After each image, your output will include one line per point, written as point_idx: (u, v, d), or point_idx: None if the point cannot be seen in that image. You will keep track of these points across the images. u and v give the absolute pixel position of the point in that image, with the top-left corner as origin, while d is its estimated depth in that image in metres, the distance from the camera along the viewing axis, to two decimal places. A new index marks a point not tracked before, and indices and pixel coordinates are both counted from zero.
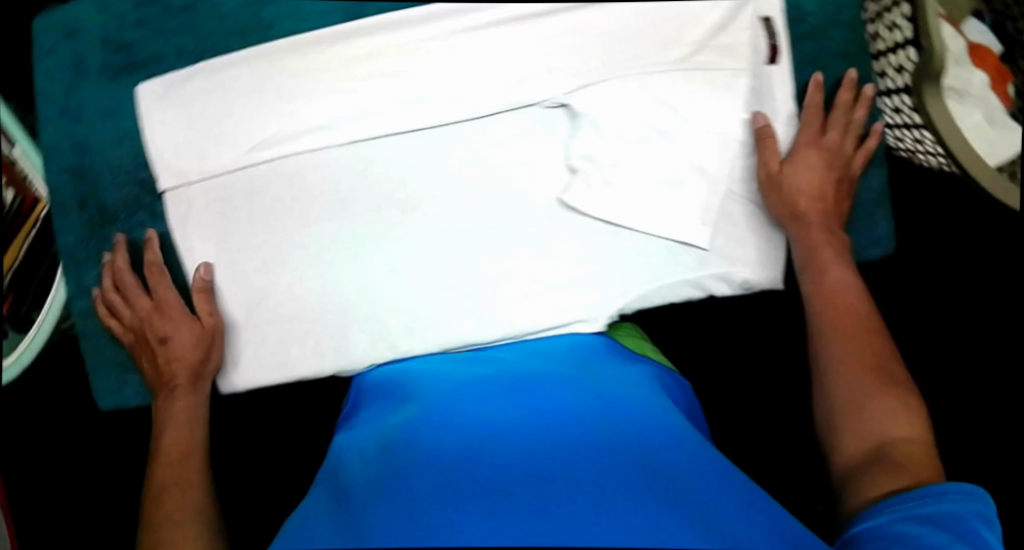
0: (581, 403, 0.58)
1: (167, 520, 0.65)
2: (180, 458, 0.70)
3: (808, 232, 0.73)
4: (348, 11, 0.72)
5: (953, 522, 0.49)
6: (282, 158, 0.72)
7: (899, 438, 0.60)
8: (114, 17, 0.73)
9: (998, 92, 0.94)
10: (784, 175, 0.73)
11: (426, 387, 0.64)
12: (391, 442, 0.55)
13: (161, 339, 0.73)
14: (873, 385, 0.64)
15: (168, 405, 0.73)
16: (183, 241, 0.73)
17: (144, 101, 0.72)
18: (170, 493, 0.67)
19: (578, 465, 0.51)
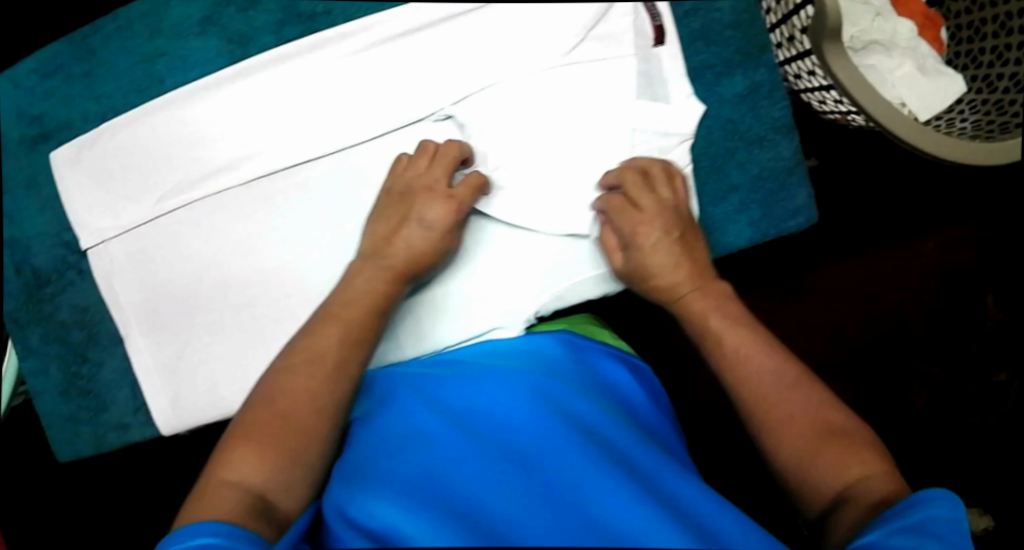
0: (530, 402, 0.62)
1: (290, 406, 0.58)
2: (349, 342, 0.63)
3: (691, 308, 0.68)
4: (233, 54, 0.74)
5: (941, 530, 0.50)
6: (190, 204, 0.74)
7: (860, 468, 0.57)
8: (24, 90, 0.75)
9: (927, 38, 0.92)
10: (635, 252, 0.69)
11: (404, 381, 0.66)
12: (381, 441, 0.58)
13: (411, 220, 0.69)
14: (813, 439, 0.59)
15: (358, 275, 0.67)
16: (112, 293, 0.76)
17: (58, 166, 0.75)
18: (313, 375, 0.60)
19: (557, 475, 0.56)
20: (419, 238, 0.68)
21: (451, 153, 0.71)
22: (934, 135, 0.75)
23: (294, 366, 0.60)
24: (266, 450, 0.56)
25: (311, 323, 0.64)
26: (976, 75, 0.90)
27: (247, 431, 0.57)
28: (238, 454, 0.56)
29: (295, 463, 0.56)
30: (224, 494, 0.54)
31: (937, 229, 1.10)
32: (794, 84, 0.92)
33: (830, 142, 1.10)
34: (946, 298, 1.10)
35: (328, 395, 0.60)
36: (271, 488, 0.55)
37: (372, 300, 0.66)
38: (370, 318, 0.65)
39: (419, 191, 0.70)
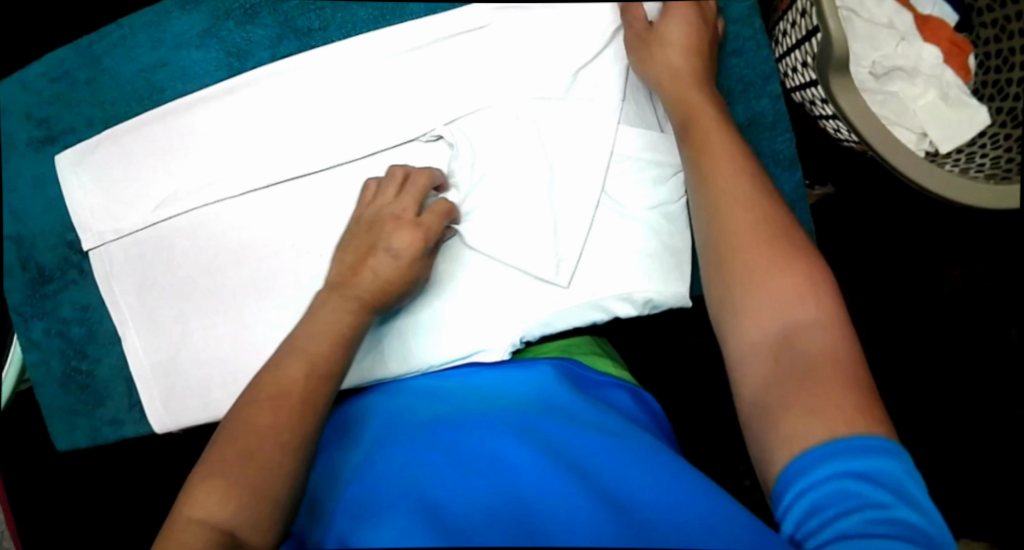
0: (534, 434, 0.59)
1: (251, 447, 0.57)
2: (315, 375, 0.61)
3: (679, 93, 0.69)
4: (231, 67, 0.77)
5: (896, 484, 0.49)
6: (188, 212, 0.76)
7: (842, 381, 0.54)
8: (32, 94, 0.78)
9: (953, 66, 0.88)
10: (662, 26, 0.69)
11: (398, 416, 0.64)
12: (377, 478, 0.56)
13: (378, 250, 0.67)
14: (769, 267, 0.60)
15: (323, 307, 0.65)
16: (110, 294, 0.78)
17: (63, 169, 0.77)
18: (277, 412, 0.58)
19: (556, 504, 0.53)
20: (393, 270, 0.67)
21: (416, 187, 0.69)
22: (945, 175, 0.72)
23: (259, 401, 0.59)
24: (229, 489, 0.56)
25: (276, 354, 0.63)
26: (1001, 108, 0.85)
27: (213, 471, 0.57)
28: (204, 494, 0.56)
29: (254, 504, 0.55)
30: (192, 533, 0.55)
31: (962, 259, 1.05)
32: (811, 110, 0.87)
33: (850, 170, 1.05)
34: (968, 329, 1.05)
35: (292, 430, 0.58)
36: (239, 525, 0.55)
37: (340, 331, 0.64)
38: (339, 348, 0.63)
39: (387, 219, 0.68)
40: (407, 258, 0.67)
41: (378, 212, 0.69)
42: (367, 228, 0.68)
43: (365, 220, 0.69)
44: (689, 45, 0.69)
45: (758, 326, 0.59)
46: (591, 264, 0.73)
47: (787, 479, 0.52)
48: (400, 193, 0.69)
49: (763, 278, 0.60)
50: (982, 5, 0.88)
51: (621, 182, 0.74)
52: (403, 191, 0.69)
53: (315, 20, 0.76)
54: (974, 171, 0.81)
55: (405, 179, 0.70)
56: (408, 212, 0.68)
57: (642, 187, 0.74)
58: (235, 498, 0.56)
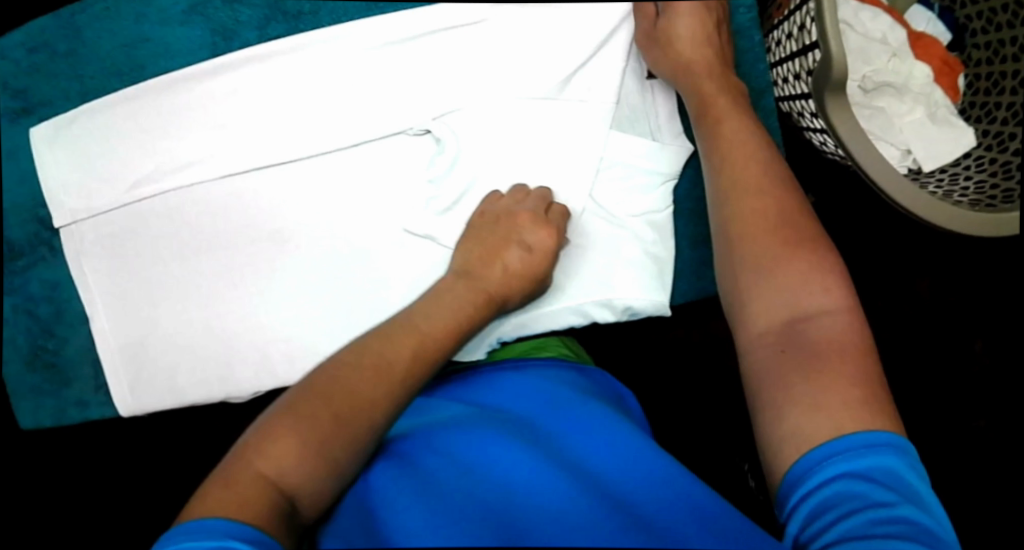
0: (534, 443, 0.59)
1: (342, 408, 0.55)
2: (421, 354, 0.61)
3: (699, 80, 0.70)
4: (216, 46, 0.75)
5: (897, 484, 0.50)
6: (165, 193, 0.74)
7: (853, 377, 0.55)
8: (9, 62, 0.75)
9: (943, 85, 0.88)
10: (671, 22, 0.70)
11: (404, 425, 0.64)
12: (379, 482, 0.56)
13: (514, 243, 0.69)
14: (781, 247, 0.62)
15: (447, 292, 0.66)
16: (80, 274, 0.75)
17: (37, 142, 0.74)
18: (372, 386, 0.57)
19: (551, 508, 0.53)
20: (524, 264, 0.69)
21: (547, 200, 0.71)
22: (932, 201, 0.72)
23: (358, 367, 0.58)
24: (310, 443, 0.53)
25: (379, 330, 0.62)
26: (988, 131, 0.86)
27: (292, 420, 0.54)
28: (274, 441, 0.53)
29: (325, 463, 0.53)
30: (254, 484, 0.51)
31: (934, 268, 1.05)
32: (799, 121, 0.87)
33: (830, 180, 1.04)
34: (935, 338, 1.05)
35: (384, 404, 0.57)
36: (301, 489, 0.52)
37: (456, 320, 0.64)
38: (447, 328, 0.64)
39: (521, 216, 0.70)
40: (517, 263, 0.69)
41: (508, 213, 0.71)
42: (494, 224, 0.71)
43: (489, 219, 0.71)
44: (702, 37, 0.70)
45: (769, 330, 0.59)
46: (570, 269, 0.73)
47: (793, 478, 0.53)
48: (522, 200, 0.71)
49: (773, 265, 0.61)
50: (975, 27, 0.88)
51: (608, 186, 0.73)
52: (520, 197, 0.71)
53: (305, 3, 0.75)
54: (958, 195, 0.81)
55: (532, 194, 0.72)
56: (527, 210, 0.70)
57: (627, 193, 0.73)
58: (300, 453, 0.53)
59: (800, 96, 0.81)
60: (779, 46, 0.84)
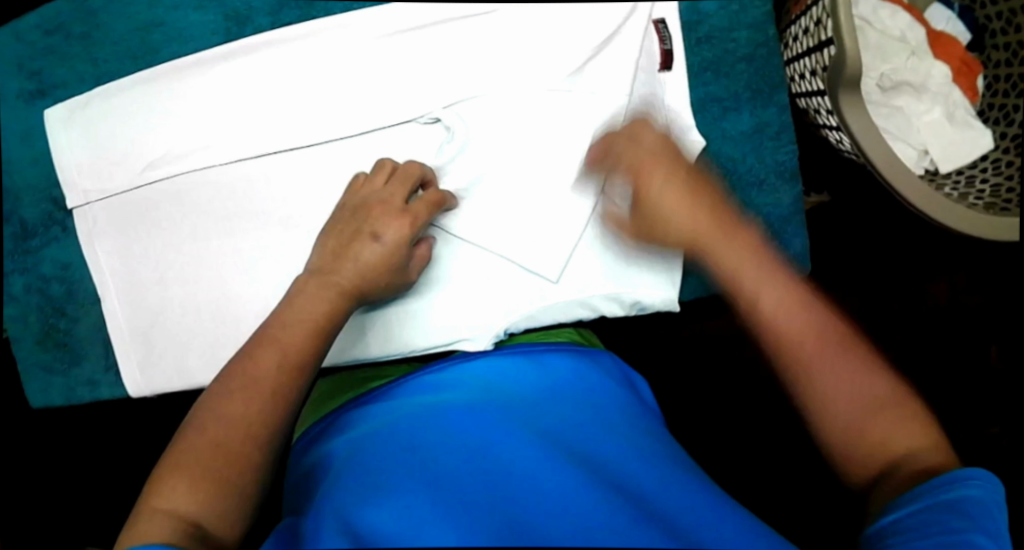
0: (529, 424, 0.59)
1: (224, 437, 0.56)
2: (288, 365, 0.60)
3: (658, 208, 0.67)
4: (229, 32, 0.75)
5: (975, 512, 0.49)
6: (177, 176, 0.74)
7: (911, 442, 0.55)
8: (25, 44, 0.76)
9: (961, 85, 0.87)
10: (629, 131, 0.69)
11: (404, 403, 0.64)
12: (377, 457, 0.56)
13: (366, 237, 0.66)
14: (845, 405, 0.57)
15: (301, 289, 0.64)
16: (93, 255, 0.76)
17: (52, 124, 0.75)
18: (241, 410, 0.57)
19: (547, 491, 0.53)
20: (374, 253, 0.66)
21: (383, 180, 0.69)
22: (943, 201, 0.72)
23: (221, 395, 0.58)
24: (197, 477, 0.55)
25: (245, 349, 0.62)
26: (1006, 133, 0.85)
27: (180, 459, 0.55)
28: (167, 485, 0.54)
29: (226, 494, 0.55)
30: (156, 522, 0.52)
31: (947, 271, 1.04)
32: (815, 118, 0.86)
33: (846, 178, 1.02)
34: (946, 342, 1.04)
35: (261, 420, 0.57)
36: (204, 517, 0.53)
37: (315, 321, 0.63)
38: (310, 337, 0.62)
39: (372, 206, 0.67)
40: (370, 259, 0.66)
41: (387, 206, 0.67)
42: (352, 212, 0.68)
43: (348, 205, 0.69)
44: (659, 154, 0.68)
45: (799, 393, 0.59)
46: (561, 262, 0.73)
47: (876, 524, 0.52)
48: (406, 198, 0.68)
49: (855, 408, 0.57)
50: (995, 27, 0.87)
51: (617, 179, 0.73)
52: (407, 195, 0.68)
53: None
54: (972, 199, 0.80)
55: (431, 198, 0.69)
56: (388, 206, 0.67)
57: None
58: (189, 488, 0.54)
59: (815, 92, 0.81)
60: (794, 43, 0.83)
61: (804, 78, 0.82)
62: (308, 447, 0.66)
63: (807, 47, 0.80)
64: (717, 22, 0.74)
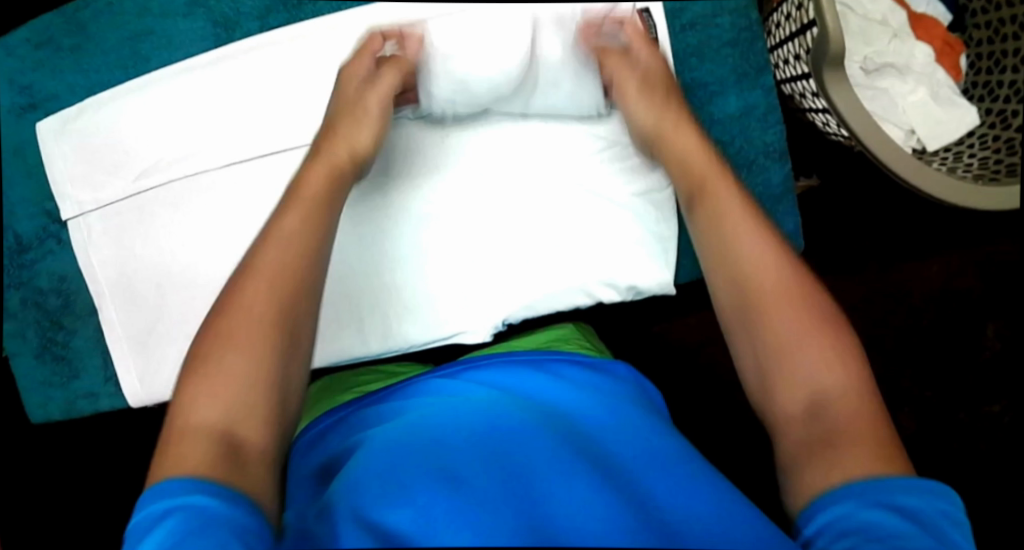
0: (533, 416, 0.60)
1: (230, 343, 0.55)
2: (285, 266, 0.59)
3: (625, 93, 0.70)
4: (218, 37, 0.76)
5: (926, 521, 0.46)
6: (170, 182, 0.75)
7: (834, 379, 0.54)
8: (15, 59, 0.77)
9: (944, 65, 0.88)
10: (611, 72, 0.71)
11: (408, 405, 0.64)
12: (382, 451, 0.56)
13: (357, 114, 0.68)
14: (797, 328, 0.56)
15: (303, 173, 0.65)
16: (89, 265, 0.76)
17: (45, 136, 0.77)
18: (255, 299, 0.57)
19: (555, 477, 0.54)
20: (364, 132, 0.68)
21: (364, 70, 0.70)
22: (933, 173, 0.72)
23: (224, 312, 0.57)
24: (216, 389, 0.53)
25: (253, 247, 0.61)
26: (990, 110, 0.86)
27: (196, 378, 0.54)
28: (190, 401, 0.53)
29: (252, 400, 0.54)
30: (188, 447, 0.51)
31: (941, 253, 1.04)
32: (800, 103, 0.87)
33: (835, 164, 1.03)
34: (945, 325, 1.04)
35: (264, 326, 0.56)
36: (235, 425, 0.52)
37: (310, 228, 0.61)
38: (313, 222, 0.62)
39: (363, 75, 0.70)
40: (364, 139, 0.68)
41: (377, 75, 0.70)
42: (342, 91, 0.70)
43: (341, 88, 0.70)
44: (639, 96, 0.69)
45: (750, 326, 0.58)
46: (552, 250, 0.72)
47: (815, 507, 0.49)
48: (391, 67, 0.70)
49: (799, 347, 0.56)
50: (975, 7, 0.89)
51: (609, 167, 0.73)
52: (391, 67, 0.70)
53: None
54: (961, 171, 0.82)
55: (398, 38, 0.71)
56: (373, 71, 0.70)
57: (627, 173, 0.73)
58: (208, 400, 0.53)
59: (800, 76, 0.82)
60: (776, 30, 0.84)
61: (788, 63, 0.83)
62: (309, 447, 0.66)
63: (789, 31, 0.81)
64: (701, 7, 0.74)
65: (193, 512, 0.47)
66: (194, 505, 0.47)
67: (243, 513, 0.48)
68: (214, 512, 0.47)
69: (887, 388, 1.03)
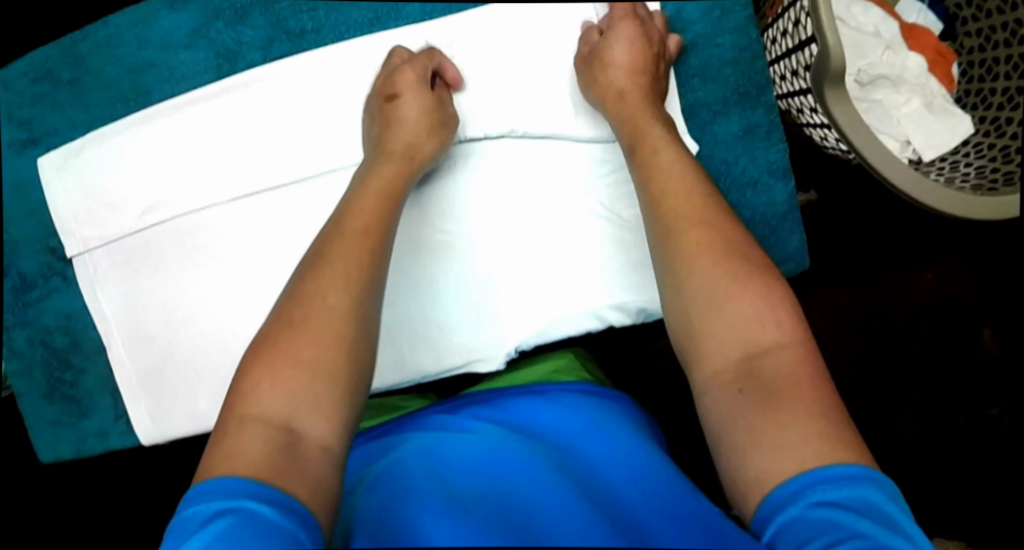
0: (541, 449, 0.60)
1: (308, 331, 0.57)
2: (360, 267, 0.61)
3: (607, 54, 0.71)
4: (221, 68, 0.75)
5: (876, 514, 0.48)
6: (175, 218, 0.75)
7: (772, 335, 0.57)
8: (14, 94, 0.76)
9: (937, 75, 0.89)
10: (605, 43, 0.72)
11: (417, 436, 0.64)
12: (393, 474, 0.56)
13: (411, 111, 0.69)
14: (723, 274, 0.59)
15: (370, 173, 0.67)
16: (97, 301, 0.76)
17: (46, 172, 0.76)
18: (330, 289, 0.59)
19: (567, 492, 0.54)
20: (428, 140, 0.69)
21: (418, 104, 0.70)
22: (932, 186, 0.73)
23: (300, 300, 0.59)
24: (284, 376, 0.55)
25: (321, 237, 0.63)
26: (984, 117, 0.88)
27: (263, 358, 0.56)
28: (255, 384, 0.55)
29: (317, 397, 0.54)
30: (249, 437, 0.52)
31: (937, 258, 1.05)
32: (798, 118, 0.88)
33: (833, 177, 1.05)
34: (942, 329, 1.05)
35: (342, 322, 0.58)
36: (294, 415, 0.53)
37: (370, 233, 0.63)
38: (377, 223, 0.64)
39: (406, 71, 0.71)
40: (425, 143, 0.69)
41: (421, 73, 0.71)
42: (387, 83, 0.71)
43: (381, 84, 0.72)
44: (635, 70, 0.71)
45: (719, 317, 0.58)
46: (562, 276, 0.73)
47: (768, 510, 0.51)
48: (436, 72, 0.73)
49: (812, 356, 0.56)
50: (966, 15, 0.91)
51: (616, 191, 0.74)
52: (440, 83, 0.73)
53: (308, 22, 0.75)
54: (960, 181, 0.84)
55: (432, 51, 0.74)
56: (419, 70, 0.71)
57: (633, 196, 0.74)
58: (279, 384, 0.54)
59: (797, 91, 0.82)
60: (772, 46, 0.85)
61: (785, 78, 0.84)
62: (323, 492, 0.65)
63: (785, 46, 0.82)
64: (702, 28, 0.75)
65: (246, 516, 0.47)
66: (246, 509, 0.48)
67: (295, 523, 0.47)
68: (262, 518, 0.47)
69: (888, 394, 1.05)
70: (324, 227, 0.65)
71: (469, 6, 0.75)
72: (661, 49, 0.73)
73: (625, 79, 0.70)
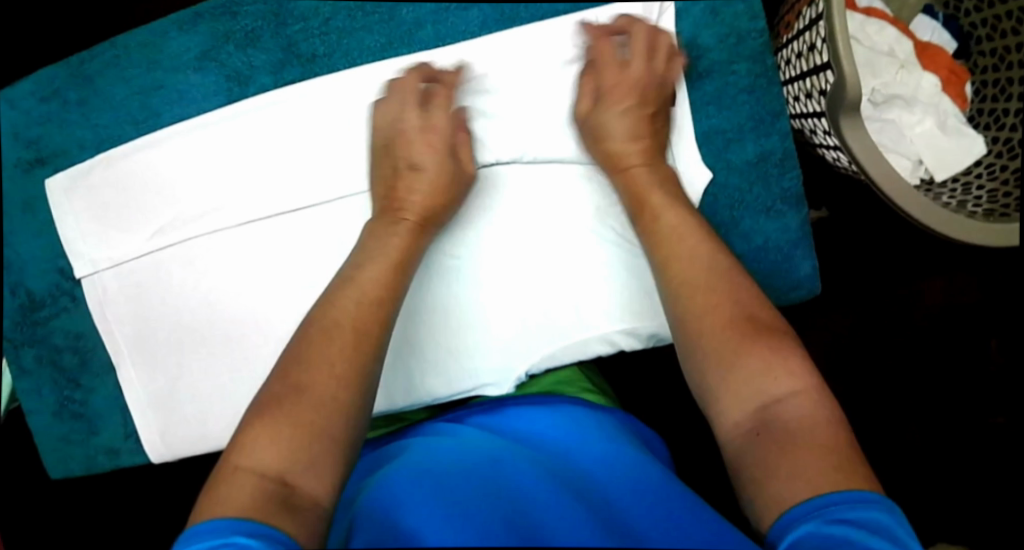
0: (547, 458, 0.61)
1: (310, 394, 0.57)
2: (362, 330, 0.62)
3: (602, 120, 0.72)
4: (231, 92, 0.75)
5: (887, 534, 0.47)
6: (185, 241, 0.74)
7: (786, 385, 0.57)
8: (21, 113, 0.76)
9: (950, 94, 0.89)
10: (598, 113, 0.73)
11: (423, 438, 0.65)
12: (400, 466, 0.57)
13: (426, 180, 0.70)
14: (735, 338, 0.60)
15: (378, 235, 0.68)
16: (105, 321, 0.76)
17: (55, 194, 0.76)
18: (335, 356, 0.59)
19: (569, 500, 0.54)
20: (444, 213, 0.71)
21: (437, 178, 0.70)
22: (944, 215, 0.73)
23: (303, 363, 0.59)
24: (282, 435, 0.55)
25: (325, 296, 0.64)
26: (997, 138, 0.87)
27: (263, 415, 0.56)
28: (252, 437, 0.55)
29: (314, 456, 0.55)
30: (246, 483, 0.52)
31: (944, 271, 1.05)
32: (810, 137, 0.87)
33: (844, 196, 1.05)
34: (949, 342, 1.06)
35: (343, 389, 0.58)
36: (291, 471, 0.53)
37: (378, 293, 0.64)
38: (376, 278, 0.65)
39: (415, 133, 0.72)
40: (441, 216, 0.71)
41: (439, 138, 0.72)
42: (393, 142, 0.72)
43: (387, 137, 0.72)
44: (631, 134, 0.72)
45: (735, 370, 0.59)
46: (571, 303, 0.73)
47: (782, 525, 0.50)
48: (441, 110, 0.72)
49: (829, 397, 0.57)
50: (981, 34, 0.90)
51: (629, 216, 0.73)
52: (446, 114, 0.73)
53: (320, 45, 0.74)
54: (972, 205, 0.83)
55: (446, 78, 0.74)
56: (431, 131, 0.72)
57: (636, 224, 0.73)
58: (274, 443, 0.55)
59: (810, 114, 0.82)
60: (786, 67, 0.85)
61: (799, 100, 0.84)
62: None
63: (800, 68, 0.82)
64: (717, 55, 0.74)
65: None
66: (236, 543, 0.48)
67: None
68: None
69: (893, 408, 1.05)
70: (329, 284, 0.66)
71: (482, 30, 0.74)
72: (659, 100, 0.73)
73: (626, 147, 0.71)
